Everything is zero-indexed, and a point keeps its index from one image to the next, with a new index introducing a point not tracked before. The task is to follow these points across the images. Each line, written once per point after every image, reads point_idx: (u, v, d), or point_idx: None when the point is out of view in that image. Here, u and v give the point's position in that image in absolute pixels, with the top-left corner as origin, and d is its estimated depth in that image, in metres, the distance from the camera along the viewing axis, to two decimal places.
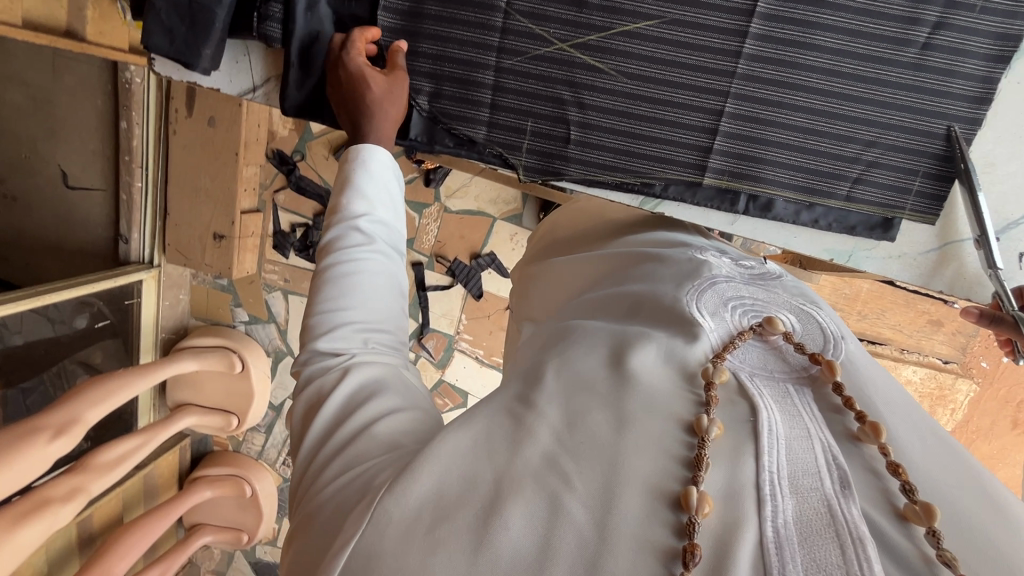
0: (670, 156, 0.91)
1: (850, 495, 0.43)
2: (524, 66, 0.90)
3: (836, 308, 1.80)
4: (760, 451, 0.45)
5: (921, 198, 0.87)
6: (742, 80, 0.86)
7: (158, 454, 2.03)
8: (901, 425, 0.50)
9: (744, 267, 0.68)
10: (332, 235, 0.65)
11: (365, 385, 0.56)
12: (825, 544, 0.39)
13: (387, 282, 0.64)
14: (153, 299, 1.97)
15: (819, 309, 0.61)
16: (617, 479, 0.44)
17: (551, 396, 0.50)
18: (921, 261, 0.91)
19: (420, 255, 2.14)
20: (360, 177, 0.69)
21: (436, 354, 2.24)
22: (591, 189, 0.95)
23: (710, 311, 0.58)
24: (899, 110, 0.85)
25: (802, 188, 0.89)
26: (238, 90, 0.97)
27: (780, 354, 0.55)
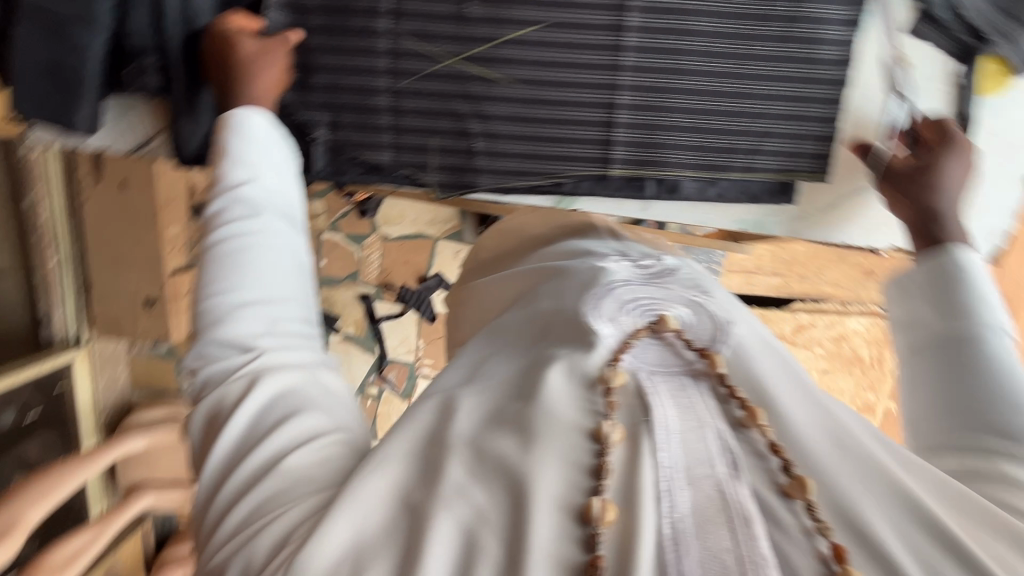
0: (576, 153, 0.93)
1: (739, 476, 0.45)
2: (418, 85, 0.91)
3: (778, 273, 1.89)
4: (655, 446, 0.47)
5: (814, 158, 0.92)
6: (630, 72, 0.89)
7: (119, 542, 1.90)
8: (794, 402, 0.52)
9: (644, 267, 0.66)
10: (216, 209, 0.65)
11: (272, 405, 0.54)
12: (718, 531, 0.42)
13: (281, 248, 0.63)
14: (88, 380, 1.84)
15: (711, 299, 0.60)
16: (532, 502, 0.43)
17: (462, 432, 0.49)
18: (823, 216, 0.96)
19: (368, 287, 2.11)
20: (238, 145, 0.69)
21: (400, 384, 2.17)
22: (502, 195, 0.98)
23: (607, 316, 0.56)
24: (779, 81, 0.89)
25: (705, 164, 0.92)
26: (128, 145, 0.93)
27: (676, 350, 0.54)
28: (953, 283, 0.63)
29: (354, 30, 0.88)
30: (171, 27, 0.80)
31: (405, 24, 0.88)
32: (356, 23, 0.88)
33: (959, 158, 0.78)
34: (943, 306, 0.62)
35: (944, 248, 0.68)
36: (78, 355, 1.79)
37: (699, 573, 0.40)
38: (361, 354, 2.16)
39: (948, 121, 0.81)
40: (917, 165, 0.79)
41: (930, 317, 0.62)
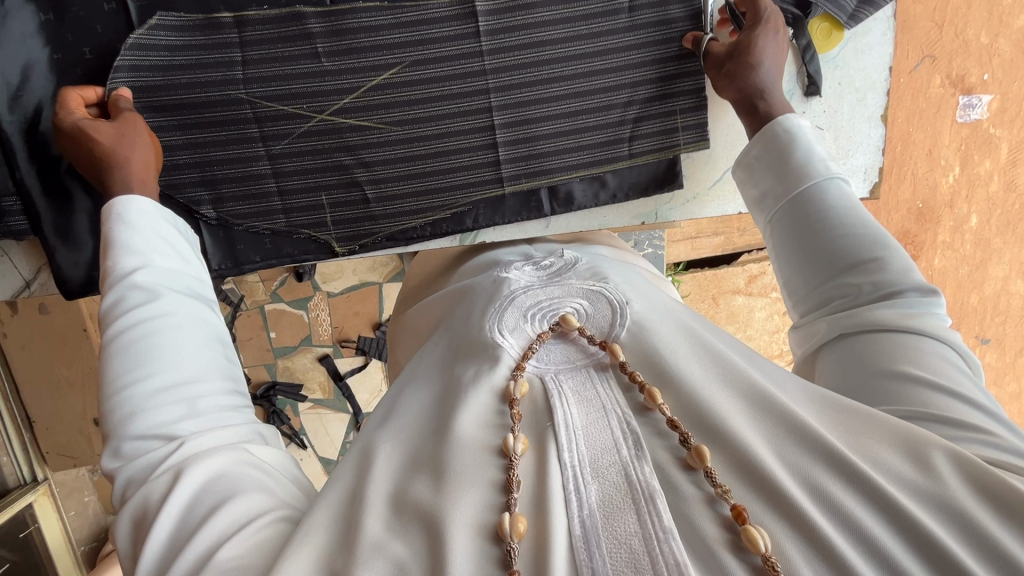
0: (466, 179, 0.94)
1: (643, 456, 0.47)
2: (293, 146, 0.89)
3: (719, 232, 1.93)
4: (559, 448, 0.48)
5: (688, 131, 0.94)
6: (497, 92, 0.90)
7: None
8: (692, 364, 0.54)
9: (544, 267, 0.73)
10: (111, 301, 0.61)
11: (197, 498, 0.51)
12: (626, 518, 0.43)
13: (191, 331, 0.61)
14: (54, 515, 1.73)
15: (607, 283, 0.65)
16: (444, 529, 0.43)
17: (382, 480, 0.50)
18: (715, 191, 1.01)
19: (324, 346, 2.06)
20: (121, 234, 0.65)
21: None
22: (410, 246, 0.99)
23: (509, 328, 0.60)
24: (638, 66, 0.90)
25: (588, 164, 0.94)
26: (10, 292, 0.90)
27: (578, 345, 0.59)
28: (786, 147, 0.71)
29: (211, 104, 0.85)
30: (24, 168, 0.81)
31: (262, 90, 0.86)
32: (214, 96, 0.85)
33: (772, 27, 0.79)
34: (781, 169, 0.71)
35: (768, 123, 0.74)
36: (37, 493, 1.68)
37: (611, 568, 0.41)
38: (334, 414, 2.11)
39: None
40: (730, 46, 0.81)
41: (777, 186, 0.71)
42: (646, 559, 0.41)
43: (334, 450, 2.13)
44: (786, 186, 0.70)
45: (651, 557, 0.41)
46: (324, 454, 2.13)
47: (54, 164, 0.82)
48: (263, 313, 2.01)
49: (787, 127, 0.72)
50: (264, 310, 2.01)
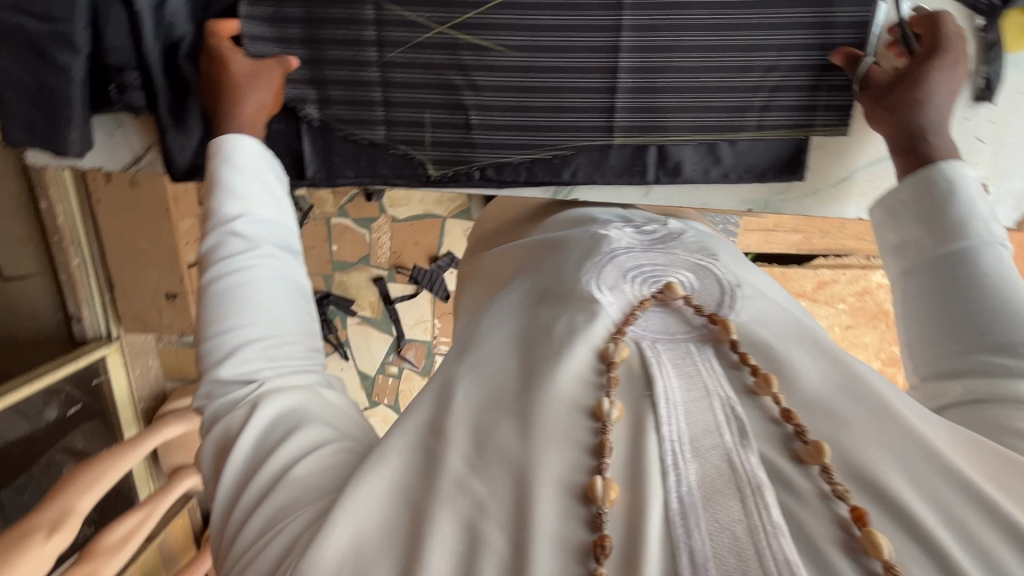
0: (576, 123, 0.86)
1: (748, 444, 0.45)
2: (406, 55, 0.84)
3: (799, 230, 1.80)
4: (659, 421, 0.47)
5: (829, 111, 0.85)
6: (632, 31, 0.82)
7: (166, 521, 2.01)
8: (805, 361, 0.51)
9: (647, 231, 0.69)
10: (211, 245, 0.62)
11: (277, 421, 0.54)
12: (727, 503, 0.42)
13: (279, 286, 0.62)
14: (122, 371, 1.90)
15: (716, 262, 0.63)
16: (532, 485, 0.44)
17: (466, 416, 0.50)
18: (835, 191, 0.92)
19: (380, 269, 2.10)
20: (228, 175, 0.66)
21: (419, 362, 2.22)
22: (501, 189, 0.93)
23: (608, 286, 0.58)
24: (790, 31, 0.81)
25: (706, 129, 0.86)
26: (120, 165, 0.93)
27: (680, 317, 0.56)
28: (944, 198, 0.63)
29: None
30: (148, 46, 0.81)
31: None
32: None
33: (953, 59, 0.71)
34: (933, 219, 0.63)
35: (924, 169, 0.67)
36: (110, 348, 1.84)
37: (711, 549, 0.40)
38: (378, 333, 2.18)
39: (942, 15, 0.72)
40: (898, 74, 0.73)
41: (924, 239, 0.63)
42: (750, 546, 0.39)
43: (372, 367, 2.20)
44: (932, 241, 0.62)
45: (755, 545, 0.39)
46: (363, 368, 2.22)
47: (176, 46, 0.82)
48: (329, 226, 2.06)
49: (949, 176, 0.64)
50: (330, 222, 2.05)
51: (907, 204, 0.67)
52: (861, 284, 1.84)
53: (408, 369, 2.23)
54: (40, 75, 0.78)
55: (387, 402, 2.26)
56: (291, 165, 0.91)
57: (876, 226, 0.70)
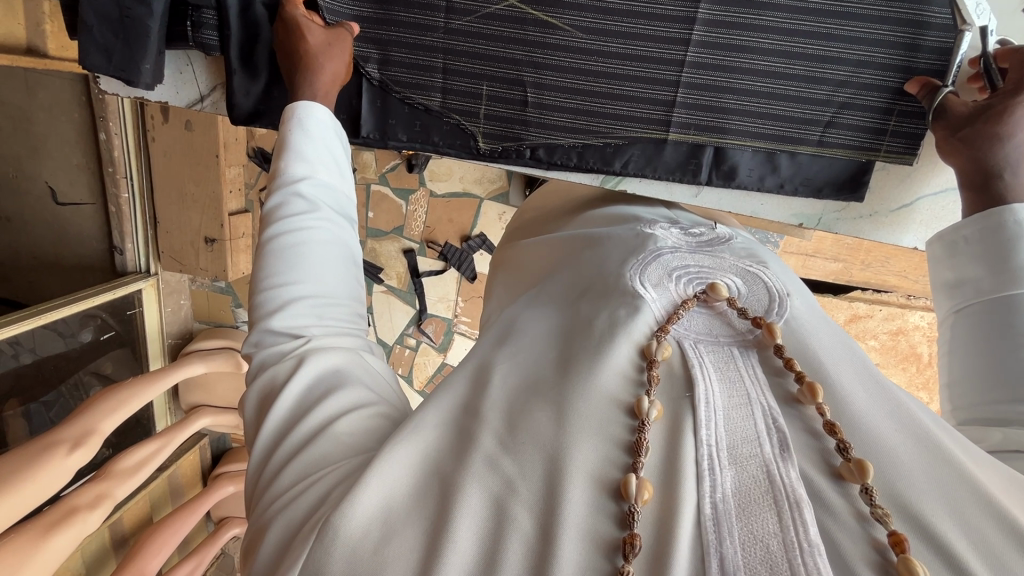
0: (633, 113, 0.85)
1: (789, 458, 0.45)
2: (474, 26, 0.84)
3: (839, 259, 1.72)
4: (697, 423, 0.48)
5: (896, 138, 0.82)
6: (705, 26, 0.80)
7: (178, 455, 2.09)
8: (846, 381, 0.51)
9: (694, 235, 0.70)
10: (275, 203, 0.64)
11: (321, 380, 0.55)
12: (763, 514, 0.42)
13: (335, 250, 0.63)
14: (154, 305, 1.98)
15: (765, 269, 0.64)
16: (564, 473, 0.44)
17: (502, 397, 0.52)
18: (892, 217, 0.89)
19: (411, 241, 2.13)
20: (299, 138, 0.67)
21: (437, 338, 2.25)
22: (550, 172, 0.92)
23: (653, 283, 0.59)
24: (871, 46, 0.78)
25: (766, 137, 0.84)
26: (186, 101, 0.96)
27: (723, 318, 0.57)
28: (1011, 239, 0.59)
29: None
30: None
31: None
32: None
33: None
34: (996, 260, 0.59)
35: (990, 206, 0.62)
36: (146, 283, 1.92)
37: (742, 559, 0.39)
38: (401, 305, 2.23)
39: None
40: (979, 106, 0.69)
41: (983, 279, 0.59)
42: (785, 561, 0.39)
43: (390, 336, 2.27)
44: (993, 282, 0.58)
45: (790, 560, 0.39)
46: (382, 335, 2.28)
47: None
48: (370, 193, 2.08)
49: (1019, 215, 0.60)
50: (371, 188, 2.08)
51: (969, 241, 0.63)
52: (898, 323, 1.81)
53: (425, 344, 2.26)
54: (122, 4, 0.81)
55: (400, 372, 2.31)
56: (347, 122, 0.92)
57: (931, 258, 0.67)
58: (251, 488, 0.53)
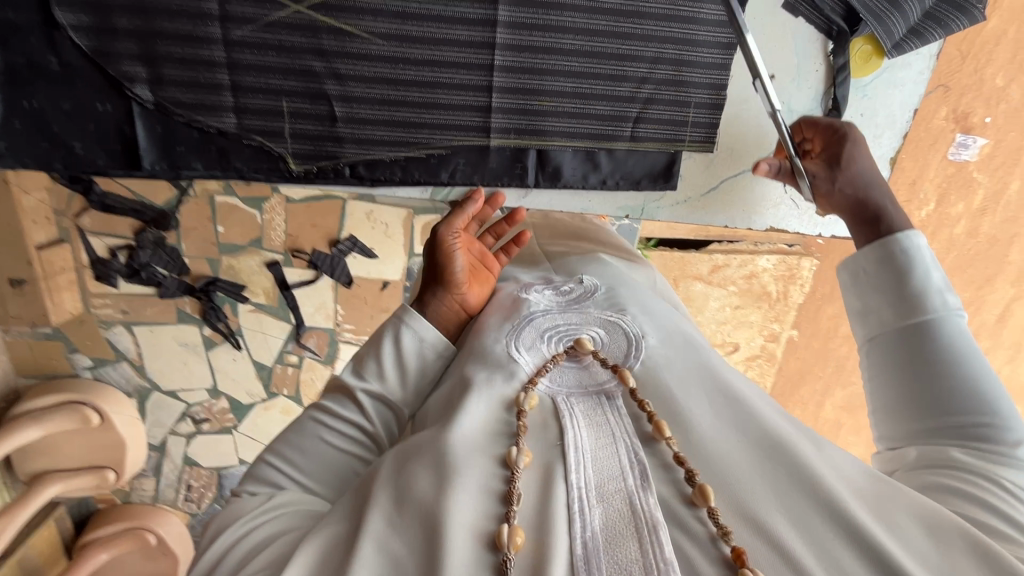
0: (452, 121, 0.82)
1: (648, 487, 0.47)
2: (259, 35, 0.75)
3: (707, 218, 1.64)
4: (567, 470, 0.48)
5: (697, 127, 0.88)
6: (507, 29, 0.78)
7: (28, 532, 1.62)
8: (696, 405, 0.53)
9: (563, 291, 0.67)
10: (336, 381, 0.62)
11: (246, 499, 0.57)
12: (626, 544, 0.43)
13: (337, 469, 0.59)
14: None
15: (627, 315, 0.62)
16: (442, 529, 0.44)
17: (386, 473, 0.51)
18: (704, 200, 0.96)
19: (274, 253, 1.64)
20: (390, 335, 0.62)
21: (321, 351, 1.79)
22: (374, 188, 0.87)
23: (526, 346, 0.59)
24: (661, 43, 0.82)
25: (582, 135, 0.86)
26: None
27: (591, 370, 0.58)
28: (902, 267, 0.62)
29: None
30: None
31: None
32: None
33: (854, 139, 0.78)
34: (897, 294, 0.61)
35: (883, 236, 0.66)
36: None
37: None
38: (273, 322, 1.73)
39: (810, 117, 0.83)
40: (827, 164, 0.77)
41: (884, 310, 0.62)
42: None
43: (270, 358, 1.77)
44: (894, 313, 0.61)
45: None
46: (258, 359, 1.77)
47: None
48: (213, 206, 1.54)
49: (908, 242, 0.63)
50: (215, 202, 1.53)
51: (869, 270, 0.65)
52: (751, 272, 1.57)
53: (309, 360, 1.80)
54: None
55: (286, 393, 1.83)
56: (123, 152, 0.78)
57: (840, 288, 0.68)
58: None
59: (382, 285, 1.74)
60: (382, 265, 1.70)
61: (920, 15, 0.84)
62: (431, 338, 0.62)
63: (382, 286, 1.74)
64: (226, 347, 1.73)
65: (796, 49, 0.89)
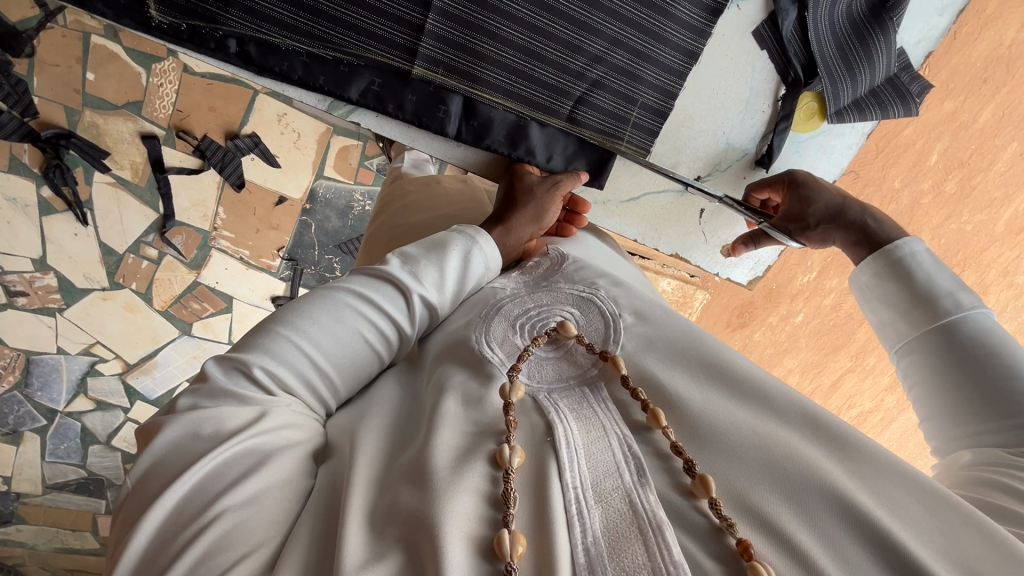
0: (373, 28, 0.69)
1: (647, 483, 0.45)
2: None
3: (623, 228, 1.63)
4: (562, 467, 0.46)
5: (636, 131, 0.82)
6: None
7: None
8: (682, 385, 0.53)
9: (529, 272, 0.72)
10: (389, 275, 0.64)
11: (202, 422, 0.49)
12: (632, 547, 0.41)
13: (360, 361, 0.61)
14: None
15: (599, 290, 0.65)
16: (440, 532, 0.40)
17: (364, 482, 0.48)
18: (621, 208, 0.93)
19: (153, 126, 1.36)
20: (450, 253, 0.68)
21: (187, 253, 1.57)
22: (260, 78, 0.71)
23: (497, 342, 0.60)
24: (625, 25, 0.75)
25: (519, 98, 0.76)
26: None
27: (570, 357, 0.59)
28: (904, 275, 0.67)
29: None
30: None
31: None
32: None
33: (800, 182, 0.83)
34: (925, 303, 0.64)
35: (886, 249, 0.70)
36: None
37: None
38: (135, 205, 1.46)
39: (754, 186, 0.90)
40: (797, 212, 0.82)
41: (901, 323, 0.66)
42: None
43: (121, 244, 1.50)
44: (909, 324, 0.65)
45: None
46: (107, 242, 1.49)
47: None
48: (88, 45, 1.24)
49: (904, 250, 0.68)
50: (90, 41, 1.24)
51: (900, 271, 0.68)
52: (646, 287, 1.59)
53: (168, 258, 1.57)
54: None
55: (133, 288, 1.58)
56: None
57: (863, 292, 0.72)
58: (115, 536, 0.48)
59: (276, 201, 1.57)
60: (282, 176, 1.53)
61: (866, 91, 0.86)
62: (492, 263, 0.71)
63: (277, 202, 1.57)
64: (66, 217, 1.43)
65: (752, 83, 0.86)
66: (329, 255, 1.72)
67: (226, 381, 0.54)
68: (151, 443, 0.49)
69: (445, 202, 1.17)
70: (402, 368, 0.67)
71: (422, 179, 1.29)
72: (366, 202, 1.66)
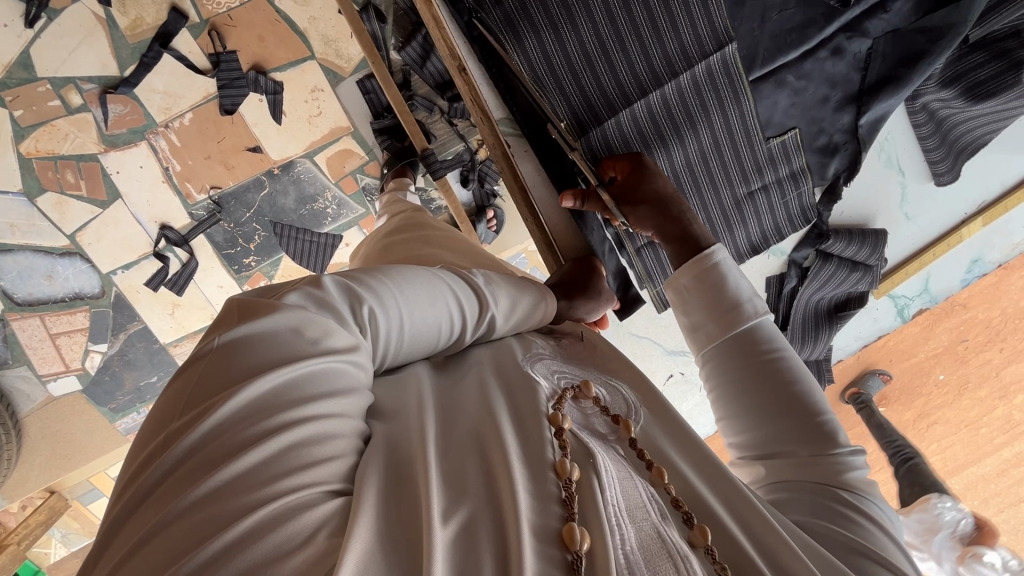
0: (567, 94, 0.96)
1: (667, 523, 0.56)
2: None
3: None
4: (603, 488, 0.55)
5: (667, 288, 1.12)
6: (652, 104, 0.97)
7: None
8: (685, 464, 0.67)
9: (561, 343, 0.86)
10: (478, 288, 0.75)
11: (307, 323, 0.54)
12: (666, 566, 0.50)
13: (427, 341, 0.68)
14: None
15: (620, 382, 0.80)
16: (513, 520, 0.48)
17: (432, 446, 0.55)
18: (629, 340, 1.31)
19: (192, 11, 1.44)
20: (522, 300, 0.81)
21: (112, 126, 1.51)
22: (473, 65, 1.00)
23: (543, 374, 0.72)
24: (707, 218, 1.06)
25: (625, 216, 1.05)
26: None
27: (592, 412, 0.71)
28: (717, 280, 0.81)
29: None
30: None
31: None
32: None
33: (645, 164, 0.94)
34: (734, 310, 0.79)
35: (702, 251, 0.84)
36: None
37: None
38: (102, 51, 1.43)
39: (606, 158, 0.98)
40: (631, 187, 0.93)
41: (711, 328, 0.81)
42: None
43: (49, 70, 1.41)
44: (717, 329, 0.80)
45: None
46: (34, 58, 1.40)
47: None
48: None
49: (716, 257, 0.83)
50: None
51: (711, 276, 0.82)
52: None
53: (88, 115, 1.49)
54: None
55: (14, 114, 1.44)
56: None
57: (684, 289, 0.84)
58: (189, 387, 0.50)
59: (250, 147, 1.62)
60: (276, 134, 1.62)
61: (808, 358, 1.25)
62: (549, 315, 0.87)
63: (249, 148, 1.62)
64: (13, 5, 1.35)
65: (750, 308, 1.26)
66: (256, 225, 1.73)
67: (336, 298, 0.59)
68: (252, 319, 0.53)
69: (462, 249, 1.25)
70: (429, 364, 0.73)
71: (440, 222, 1.39)
72: (330, 203, 1.75)
